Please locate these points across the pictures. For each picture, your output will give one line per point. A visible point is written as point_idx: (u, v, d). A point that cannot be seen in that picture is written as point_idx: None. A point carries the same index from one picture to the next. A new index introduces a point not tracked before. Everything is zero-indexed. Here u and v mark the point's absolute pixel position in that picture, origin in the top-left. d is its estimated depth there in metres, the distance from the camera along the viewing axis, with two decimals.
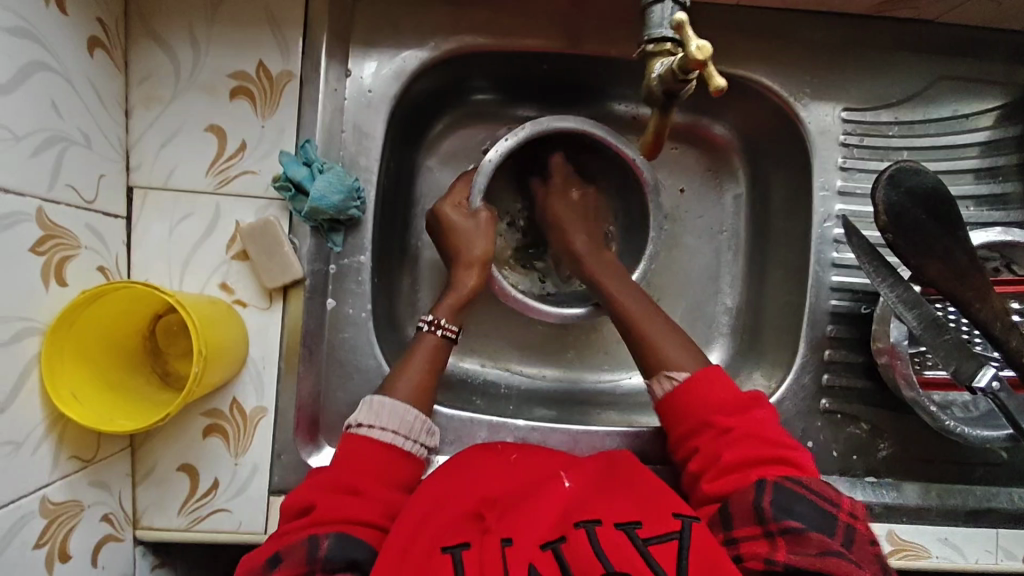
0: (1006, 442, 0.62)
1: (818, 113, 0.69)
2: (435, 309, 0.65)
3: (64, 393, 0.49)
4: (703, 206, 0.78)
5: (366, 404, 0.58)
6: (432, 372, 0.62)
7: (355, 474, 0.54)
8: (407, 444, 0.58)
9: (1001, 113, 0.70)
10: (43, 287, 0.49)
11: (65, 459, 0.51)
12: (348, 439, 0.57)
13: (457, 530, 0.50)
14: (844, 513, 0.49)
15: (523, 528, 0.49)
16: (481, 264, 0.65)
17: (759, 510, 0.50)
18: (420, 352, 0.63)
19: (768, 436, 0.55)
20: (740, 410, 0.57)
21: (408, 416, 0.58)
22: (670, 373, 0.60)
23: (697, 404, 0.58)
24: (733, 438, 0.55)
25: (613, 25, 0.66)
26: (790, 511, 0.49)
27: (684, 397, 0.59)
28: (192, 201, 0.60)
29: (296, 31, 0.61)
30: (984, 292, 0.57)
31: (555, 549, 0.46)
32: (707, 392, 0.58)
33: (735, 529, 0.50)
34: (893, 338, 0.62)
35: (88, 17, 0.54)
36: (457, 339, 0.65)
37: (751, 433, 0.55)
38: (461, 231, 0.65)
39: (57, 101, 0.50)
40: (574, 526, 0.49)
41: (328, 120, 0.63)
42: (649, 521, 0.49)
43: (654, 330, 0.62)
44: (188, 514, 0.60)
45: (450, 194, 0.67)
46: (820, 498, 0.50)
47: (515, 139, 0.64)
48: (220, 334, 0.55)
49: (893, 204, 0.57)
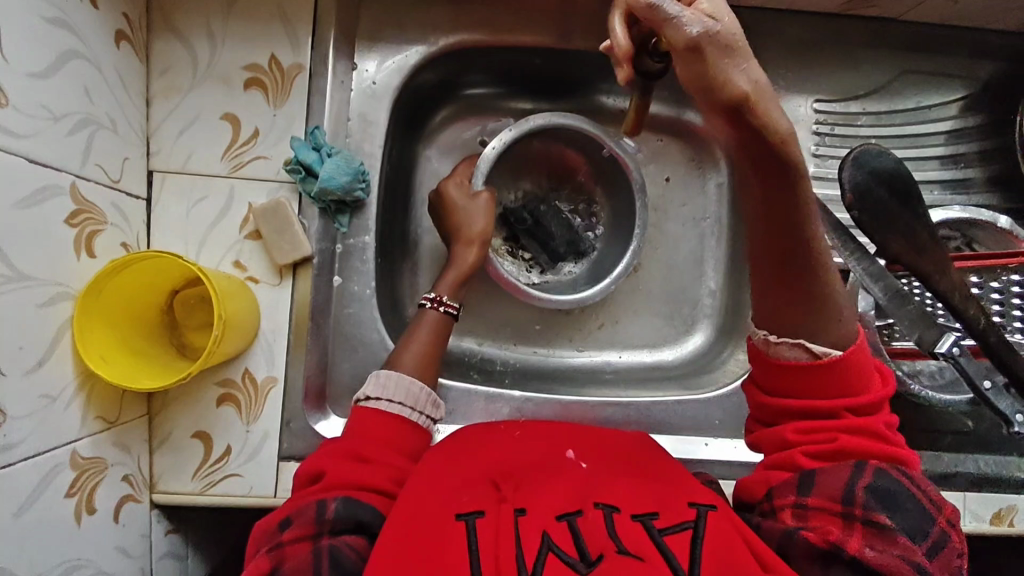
0: (967, 406, 0.67)
1: (791, 104, 0.74)
2: (437, 288, 0.69)
3: (93, 354, 0.53)
4: (686, 193, 0.83)
5: (374, 378, 0.62)
6: (436, 343, 0.66)
7: (368, 446, 0.58)
8: (414, 415, 0.61)
9: (964, 104, 0.75)
10: (75, 256, 0.53)
11: (92, 418, 0.55)
12: (357, 412, 0.60)
13: (472, 495, 0.52)
14: (942, 520, 0.49)
15: (538, 500, 0.50)
16: (481, 242, 0.70)
17: (852, 491, 0.50)
18: (423, 328, 0.66)
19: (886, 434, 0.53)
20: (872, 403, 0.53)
21: (414, 388, 0.62)
22: (809, 341, 0.53)
23: (837, 384, 0.53)
24: (856, 429, 0.53)
25: (601, 23, 0.71)
26: (885, 503, 0.49)
27: (832, 375, 0.53)
28: (208, 184, 0.65)
29: (305, 27, 0.66)
30: (942, 265, 0.62)
31: (570, 522, 0.48)
32: (852, 374, 0.53)
33: (810, 497, 0.51)
34: (861, 308, 0.68)
35: (115, 12, 0.59)
36: (459, 314, 0.69)
37: (869, 429, 0.53)
38: (462, 210, 0.70)
39: (88, 87, 0.55)
40: (592, 505, 0.50)
41: (335, 109, 0.68)
42: (665, 511, 0.51)
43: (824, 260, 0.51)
44: (202, 478, 0.64)
45: (453, 175, 0.73)
46: (924, 495, 0.50)
47: (518, 130, 0.70)
48: (234, 305, 0.60)
49: (858, 183, 0.62)
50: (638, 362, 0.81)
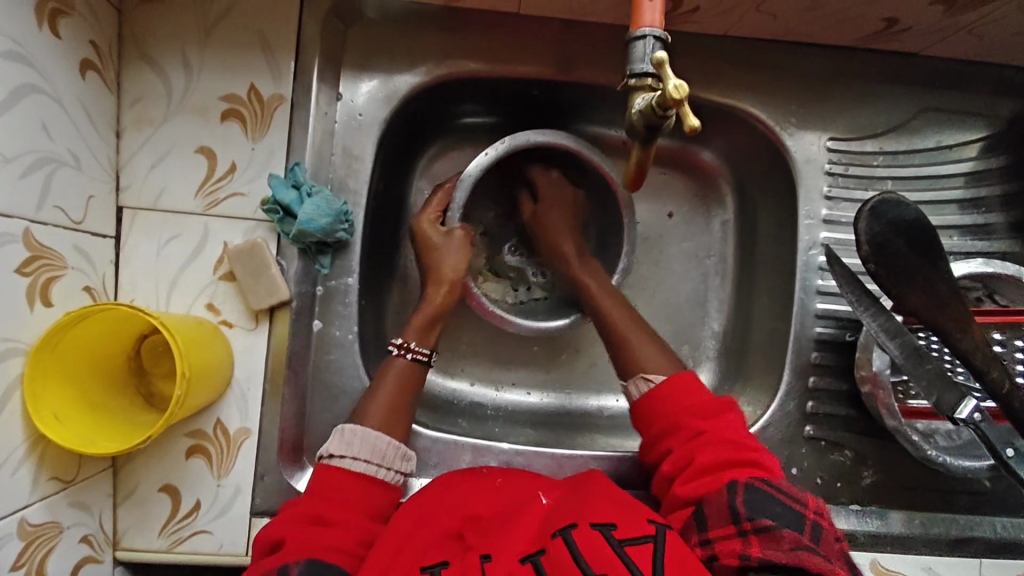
0: (987, 473, 0.62)
1: (803, 142, 0.69)
2: (405, 333, 0.63)
3: (44, 413, 0.49)
4: (690, 229, 0.79)
5: (338, 433, 0.57)
6: (406, 393, 0.61)
7: (325, 505, 0.53)
8: (381, 472, 0.56)
9: (985, 144, 0.71)
10: (28, 308, 0.49)
11: (45, 480, 0.51)
12: (319, 469, 0.55)
13: (437, 549, 0.49)
14: (811, 512, 0.49)
15: (504, 544, 0.48)
16: (451, 284, 0.64)
17: (735, 509, 0.49)
18: (389, 378, 0.61)
19: (736, 440, 0.55)
20: (708, 414, 0.57)
21: (381, 443, 0.57)
22: (645, 373, 0.61)
23: (670, 406, 0.58)
24: (702, 441, 0.55)
25: (601, 53, 0.67)
26: (763, 510, 0.48)
27: (660, 399, 0.59)
28: (181, 222, 0.61)
29: (288, 56, 0.62)
30: (964, 321, 0.58)
31: (535, 563, 0.46)
32: (677, 398, 0.58)
33: (708, 531, 0.49)
34: (876, 367, 0.62)
35: (81, 40, 0.55)
36: (430, 361, 0.63)
37: (722, 437, 0.55)
38: (438, 249, 0.65)
39: (48, 124, 0.51)
40: (553, 537, 0.47)
41: (318, 144, 0.64)
42: (624, 523, 0.48)
43: (629, 338, 0.63)
44: (169, 535, 0.60)
45: (426, 210, 0.67)
46: (788, 496, 0.49)
47: (493, 153, 0.63)
48: (205, 357, 0.56)
49: (875, 234, 0.58)
50: None
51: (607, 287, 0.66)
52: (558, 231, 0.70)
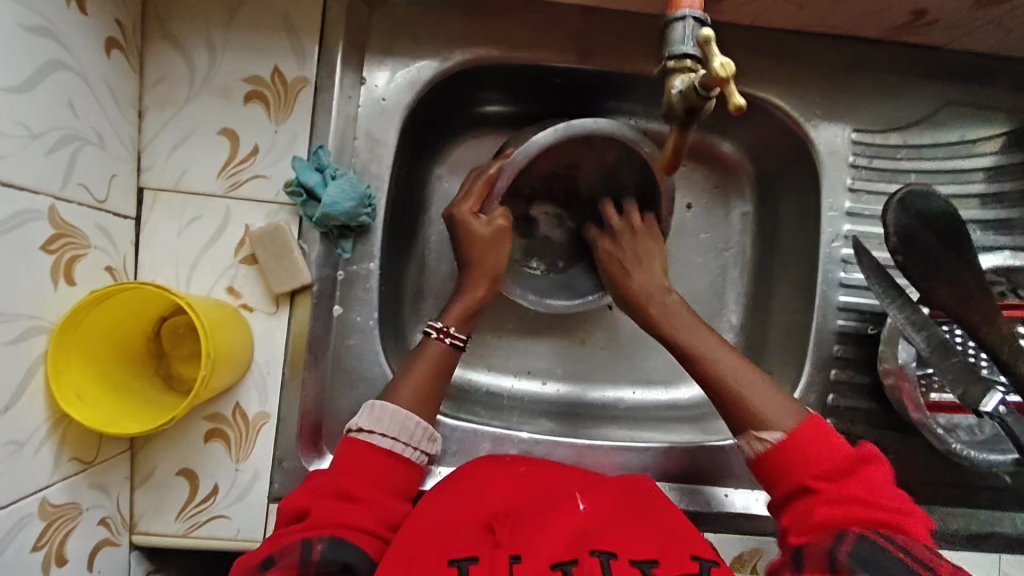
0: (1012, 467, 0.61)
1: (827, 134, 0.69)
2: (444, 316, 0.63)
3: (68, 393, 0.49)
4: (710, 221, 0.78)
5: (369, 408, 0.56)
6: (437, 377, 0.60)
7: (353, 482, 0.52)
8: (406, 450, 0.56)
9: (1008, 139, 0.71)
10: (52, 286, 0.48)
11: (67, 461, 0.50)
12: (347, 443, 0.55)
13: (464, 540, 0.48)
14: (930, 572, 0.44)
15: (533, 547, 0.46)
16: (492, 277, 0.64)
17: (834, 558, 0.47)
18: (423, 360, 0.60)
19: (872, 499, 0.50)
20: (841, 475, 0.52)
21: (409, 423, 0.56)
22: (760, 433, 0.55)
23: (800, 461, 0.53)
24: (828, 501, 0.51)
25: (626, 42, 0.67)
26: (867, 563, 0.45)
27: (784, 455, 0.53)
28: (202, 204, 0.60)
29: (312, 38, 0.62)
30: (991, 315, 0.57)
31: (566, 572, 0.44)
32: (807, 456, 0.53)
33: (804, 570, 0.49)
34: (901, 359, 0.62)
35: (107, 19, 0.55)
36: (465, 347, 0.62)
37: (852, 496, 0.50)
38: (479, 241, 0.63)
39: (73, 101, 0.50)
40: (589, 553, 0.45)
41: (341, 127, 0.63)
42: (665, 560, 0.47)
43: (734, 387, 0.57)
44: (186, 519, 0.60)
45: (462, 196, 0.64)
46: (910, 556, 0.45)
47: (562, 131, 0.61)
48: (227, 338, 0.55)
49: (904, 225, 0.58)
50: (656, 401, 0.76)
51: (692, 329, 0.60)
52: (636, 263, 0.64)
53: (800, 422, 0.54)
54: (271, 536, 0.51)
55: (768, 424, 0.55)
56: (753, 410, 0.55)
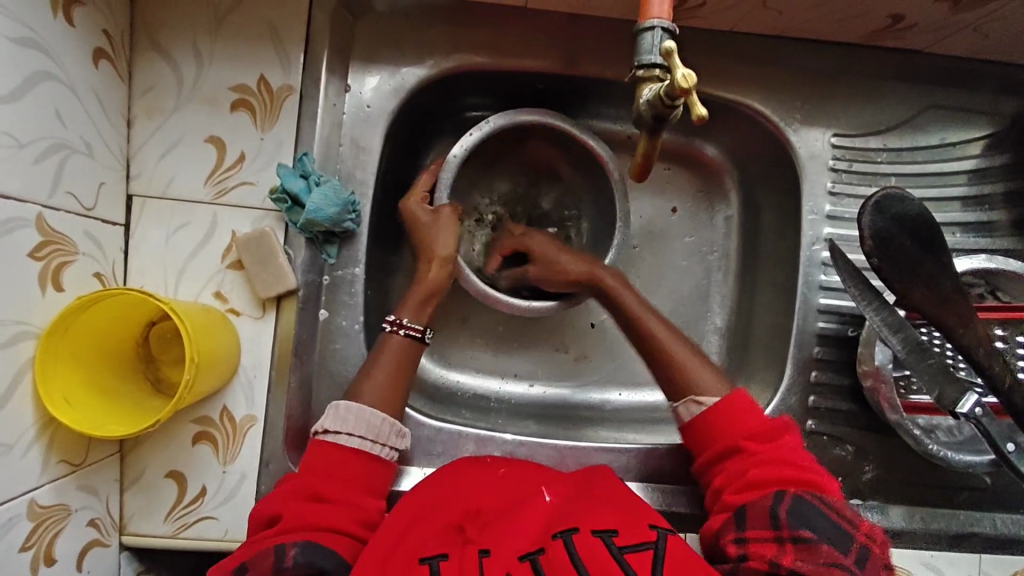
0: (988, 468, 0.62)
1: (808, 138, 0.70)
2: (400, 309, 0.63)
3: (56, 397, 0.50)
4: (695, 224, 0.79)
5: (331, 409, 0.57)
6: (400, 372, 0.60)
7: (319, 481, 0.53)
8: (374, 448, 0.56)
9: (989, 142, 0.71)
10: (40, 291, 0.50)
11: (55, 463, 0.51)
12: (313, 446, 0.55)
13: (437, 539, 0.49)
14: (861, 534, 0.49)
15: (504, 540, 0.48)
16: (442, 260, 0.64)
17: (776, 515, 0.50)
18: (386, 354, 0.61)
19: (802, 463, 0.55)
20: (770, 437, 0.56)
21: (374, 420, 0.56)
22: (698, 397, 0.59)
23: (727, 424, 0.58)
24: (758, 461, 0.55)
25: (608, 48, 0.68)
26: (804, 521, 0.49)
27: (718, 418, 0.58)
28: (190, 211, 0.61)
29: (297, 47, 0.63)
30: (966, 317, 0.58)
31: (533, 561, 0.46)
32: (740, 418, 0.58)
33: (747, 530, 0.51)
34: (878, 360, 0.63)
35: (94, 29, 0.56)
36: (424, 337, 0.62)
37: (779, 458, 0.55)
38: (426, 229, 0.65)
39: (61, 111, 0.51)
40: (553, 538, 0.47)
41: (327, 134, 0.64)
42: (626, 529, 0.49)
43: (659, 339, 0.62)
44: (174, 520, 0.61)
45: (414, 191, 0.67)
46: (838, 515, 0.50)
47: (479, 133, 0.64)
48: (213, 342, 0.56)
49: (879, 229, 0.58)
50: (641, 402, 0.77)
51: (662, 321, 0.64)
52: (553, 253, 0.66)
53: (730, 393, 0.59)
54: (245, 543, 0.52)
55: (698, 391, 0.60)
56: (684, 373, 0.61)
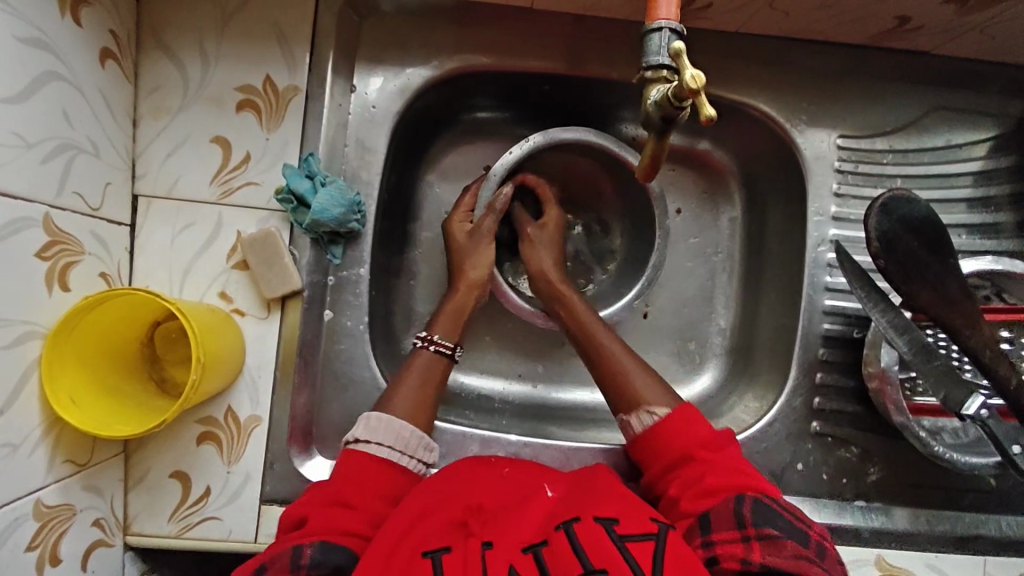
0: (994, 470, 0.62)
1: (813, 139, 0.70)
2: (430, 327, 0.65)
3: (62, 396, 0.50)
4: (700, 225, 0.79)
5: (364, 420, 0.57)
6: (430, 386, 0.62)
7: (347, 488, 0.53)
8: (404, 459, 0.57)
9: (994, 144, 0.71)
10: (47, 291, 0.50)
11: (61, 463, 0.51)
12: (345, 456, 0.56)
13: (439, 534, 0.49)
14: (815, 533, 0.49)
15: (507, 532, 0.48)
16: (478, 286, 0.66)
17: (741, 515, 0.50)
18: (413, 370, 0.62)
19: (744, 470, 0.54)
20: (715, 446, 0.56)
21: (405, 432, 0.57)
22: (648, 409, 0.60)
23: (675, 438, 0.57)
24: (708, 470, 0.54)
25: (613, 48, 0.68)
26: (768, 520, 0.49)
27: (667, 431, 0.58)
28: (195, 211, 0.61)
29: (303, 47, 0.63)
30: (973, 318, 0.58)
31: (536, 553, 0.46)
32: (685, 429, 0.57)
33: (712, 533, 0.50)
34: (884, 362, 0.63)
35: (101, 29, 0.56)
36: (455, 354, 0.64)
37: (729, 465, 0.54)
38: (462, 249, 0.67)
39: (68, 111, 0.52)
40: (556, 529, 0.48)
41: (332, 135, 0.64)
42: (626, 518, 0.48)
43: (617, 361, 0.63)
44: (179, 520, 0.61)
45: (458, 207, 0.69)
46: (793, 514, 0.50)
47: (518, 149, 0.66)
48: (219, 343, 0.56)
49: (885, 230, 0.58)
50: None
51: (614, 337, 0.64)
52: (547, 266, 0.68)
53: (676, 405, 0.59)
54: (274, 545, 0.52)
55: (649, 403, 0.60)
56: (635, 391, 0.61)
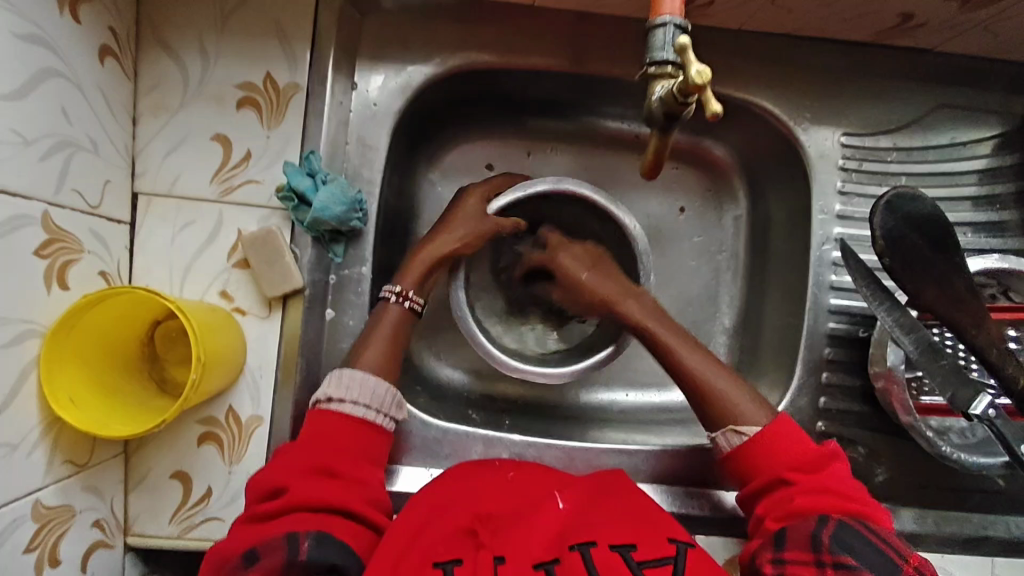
0: (1001, 470, 0.62)
1: (818, 137, 0.69)
2: (400, 279, 0.62)
3: (61, 397, 0.49)
4: (703, 224, 0.78)
5: (336, 377, 0.56)
6: (399, 342, 0.60)
7: (330, 457, 0.52)
8: (376, 417, 0.56)
9: (1000, 141, 0.71)
10: (45, 290, 0.49)
11: (60, 463, 0.51)
12: (317, 416, 0.54)
13: (448, 544, 0.48)
14: (910, 566, 0.47)
15: (518, 547, 0.48)
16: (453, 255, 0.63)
17: (818, 540, 0.49)
18: (385, 323, 0.60)
19: (847, 494, 0.53)
20: (816, 468, 0.55)
21: (379, 389, 0.56)
22: (737, 427, 0.57)
23: (773, 456, 0.55)
24: (804, 492, 0.53)
25: (616, 46, 0.67)
26: (848, 547, 0.48)
27: (762, 448, 0.56)
28: (195, 209, 0.61)
29: (303, 44, 0.62)
30: (980, 317, 0.58)
31: (548, 571, 0.45)
32: (783, 449, 0.56)
33: (785, 551, 0.50)
34: (890, 362, 0.62)
35: (100, 27, 0.55)
36: (423, 311, 0.62)
37: (826, 487, 0.53)
38: (458, 221, 0.64)
39: (66, 108, 0.51)
40: (570, 549, 0.47)
41: (333, 133, 0.63)
42: (644, 543, 0.49)
43: (704, 377, 0.59)
44: (179, 522, 0.60)
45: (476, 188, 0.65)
46: (885, 545, 0.48)
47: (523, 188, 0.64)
48: (220, 341, 0.56)
49: (890, 228, 0.58)
50: (649, 403, 0.77)
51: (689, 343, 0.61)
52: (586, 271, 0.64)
53: (772, 419, 0.57)
54: (246, 515, 0.51)
55: (740, 420, 0.57)
56: (728, 409, 0.58)
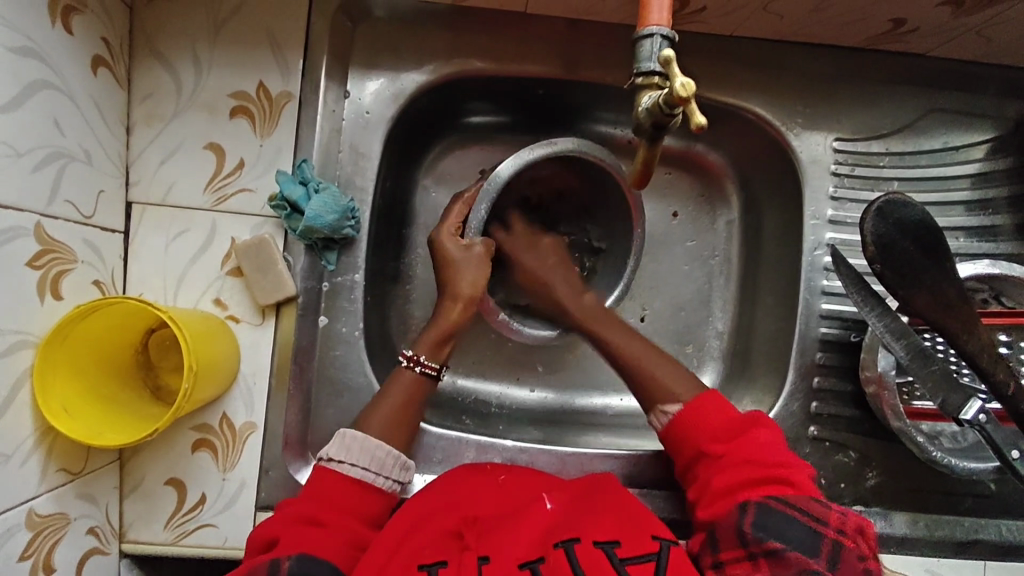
0: (993, 474, 0.62)
1: (810, 142, 0.69)
2: (416, 344, 0.62)
3: (54, 405, 0.50)
4: (697, 228, 0.78)
5: (339, 438, 0.57)
6: (409, 409, 0.60)
7: (319, 506, 0.53)
8: (378, 480, 0.56)
9: (993, 146, 0.71)
10: (38, 300, 0.50)
11: (54, 472, 0.51)
12: (319, 474, 0.55)
13: (434, 548, 0.48)
14: (831, 530, 0.49)
15: (502, 547, 0.47)
16: (466, 300, 0.62)
17: (743, 531, 0.50)
18: (395, 390, 0.60)
19: (767, 458, 0.54)
20: (731, 435, 0.57)
21: (380, 452, 0.56)
22: (663, 407, 0.60)
23: (694, 431, 0.58)
24: (723, 464, 0.55)
25: (607, 53, 0.68)
26: (773, 531, 0.48)
27: (684, 424, 0.59)
28: (189, 218, 0.61)
29: (296, 52, 0.63)
30: (969, 323, 0.58)
31: (533, 569, 0.45)
32: (702, 420, 0.58)
33: (721, 552, 0.50)
34: (881, 367, 0.62)
35: (94, 37, 0.56)
36: (439, 375, 0.62)
37: (746, 458, 0.55)
38: (457, 264, 0.62)
39: (59, 119, 0.51)
40: (554, 547, 0.46)
41: (325, 141, 0.64)
42: (628, 541, 0.48)
43: (641, 362, 0.62)
44: (173, 528, 0.61)
45: (444, 221, 0.63)
46: (805, 517, 0.50)
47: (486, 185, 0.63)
48: (214, 350, 0.56)
49: (881, 233, 0.58)
50: None
51: (628, 334, 0.64)
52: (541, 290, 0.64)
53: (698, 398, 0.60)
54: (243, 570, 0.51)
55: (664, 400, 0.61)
56: (657, 386, 0.61)
